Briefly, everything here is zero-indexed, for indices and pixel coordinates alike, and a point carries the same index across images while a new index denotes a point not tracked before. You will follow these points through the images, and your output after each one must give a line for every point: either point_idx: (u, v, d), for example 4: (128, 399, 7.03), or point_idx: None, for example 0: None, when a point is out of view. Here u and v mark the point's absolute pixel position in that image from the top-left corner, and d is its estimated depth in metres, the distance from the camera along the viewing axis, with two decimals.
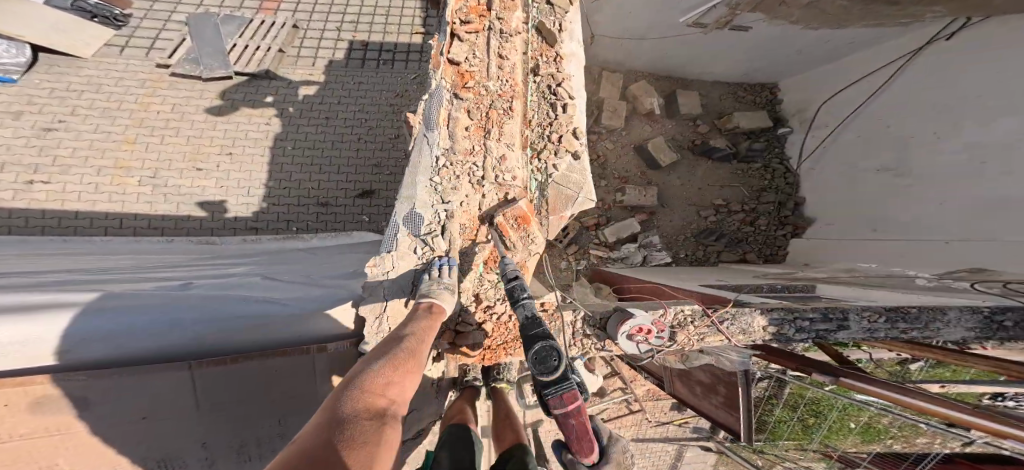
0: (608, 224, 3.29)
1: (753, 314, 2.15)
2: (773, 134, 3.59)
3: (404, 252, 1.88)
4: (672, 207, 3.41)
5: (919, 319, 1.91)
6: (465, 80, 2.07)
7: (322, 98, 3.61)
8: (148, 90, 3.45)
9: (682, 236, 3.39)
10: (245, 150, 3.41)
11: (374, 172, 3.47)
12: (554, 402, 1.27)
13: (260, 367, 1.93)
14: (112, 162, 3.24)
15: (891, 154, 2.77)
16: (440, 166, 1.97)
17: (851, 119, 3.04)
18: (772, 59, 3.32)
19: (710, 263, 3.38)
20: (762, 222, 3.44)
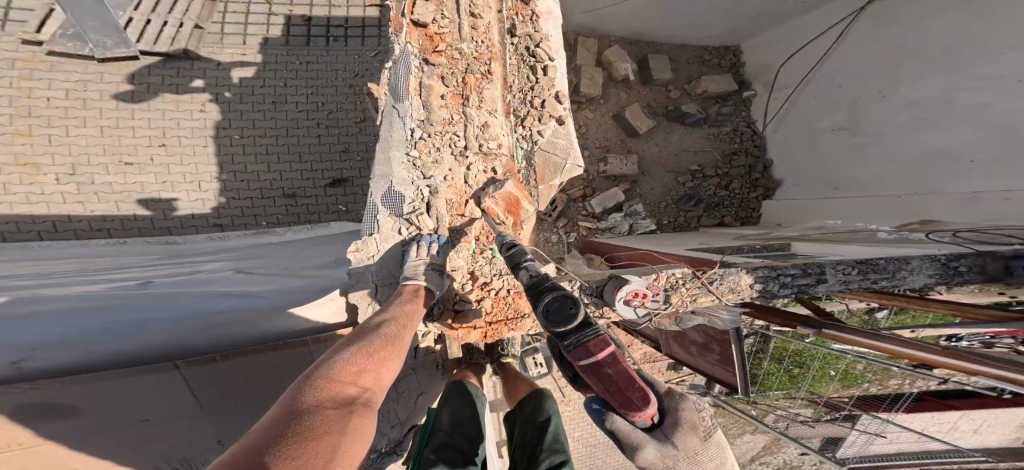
0: (594, 194, 3.25)
1: (739, 273, 2.17)
2: (740, 99, 3.57)
3: (388, 233, 1.89)
4: (652, 175, 3.39)
5: (887, 269, 1.95)
6: (434, 43, 2.03)
7: (262, 81, 3.42)
8: (22, 72, 3.08)
9: (665, 203, 3.40)
10: (183, 140, 3.30)
11: (344, 157, 3.46)
12: (580, 354, 1.03)
13: (250, 364, 1.82)
14: (10, 158, 3.04)
15: (843, 114, 2.88)
16: (416, 139, 1.96)
17: (808, 81, 3.09)
18: (739, 19, 3.26)
19: (692, 228, 3.41)
20: (735, 186, 3.46)
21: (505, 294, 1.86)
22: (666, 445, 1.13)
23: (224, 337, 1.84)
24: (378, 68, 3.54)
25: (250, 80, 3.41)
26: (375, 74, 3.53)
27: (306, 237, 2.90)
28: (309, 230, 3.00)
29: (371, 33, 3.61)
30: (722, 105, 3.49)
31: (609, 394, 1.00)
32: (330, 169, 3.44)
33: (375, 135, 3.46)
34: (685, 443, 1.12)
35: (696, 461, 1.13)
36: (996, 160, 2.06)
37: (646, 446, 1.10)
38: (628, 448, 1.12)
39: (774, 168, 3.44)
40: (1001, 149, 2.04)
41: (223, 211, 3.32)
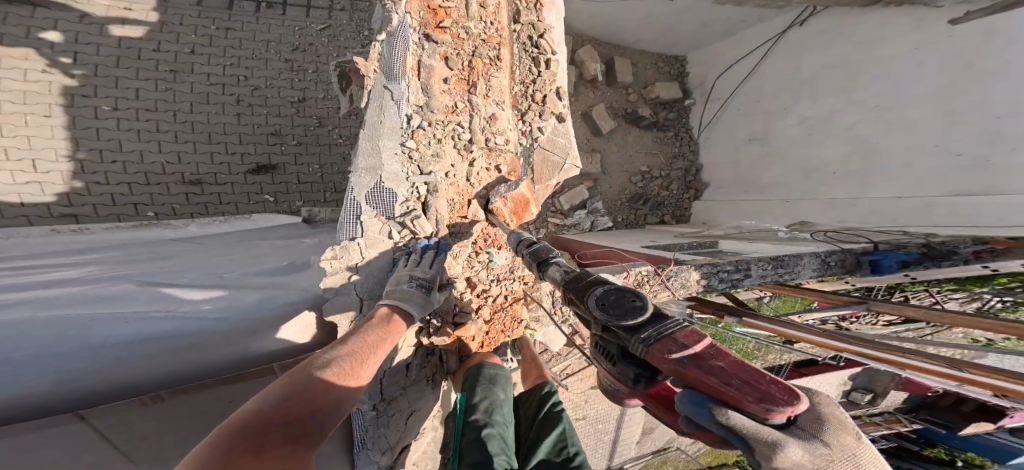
0: (561, 191, 3.31)
1: (689, 270, 2.32)
2: (681, 106, 3.87)
3: (374, 238, 1.74)
4: (611, 174, 3.51)
5: (789, 264, 2.24)
6: (438, 17, 1.92)
7: (160, 44, 2.87)
8: None
9: (621, 201, 3.56)
10: (5, 106, 2.57)
11: (273, 141, 3.00)
12: (671, 347, 1.06)
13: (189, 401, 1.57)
14: None
15: (755, 126, 3.28)
16: (414, 128, 1.84)
17: (731, 98, 3.48)
18: (682, 33, 3.51)
19: (639, 226, 3.62)
20: (673, 187, 3.72)
21: (501, 301, 1.98)
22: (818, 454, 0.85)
23: (131, 367, 1.51)
24: (327, 45, 3.19)
25: (136, 42, 2.83)
26: (322, 51, 3.16)
27: (217, 231, 2.33)
28: (220, 224, 2.42)
29: (319, 5, 3.25)
30: (669, 111, 3.74)
31: (727, 389, 0.94)
32: (253, 154, 2.96)
33: (316, 118, 3.11)
34: (839, 442, 0.86)
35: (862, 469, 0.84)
36: (857, 172, 2.58)
37: (786, 443, 0.85)
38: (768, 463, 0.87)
39: (703, 171, 3.74)
40: (863, 166, 2.55)
41: (76, 199, 2.67)
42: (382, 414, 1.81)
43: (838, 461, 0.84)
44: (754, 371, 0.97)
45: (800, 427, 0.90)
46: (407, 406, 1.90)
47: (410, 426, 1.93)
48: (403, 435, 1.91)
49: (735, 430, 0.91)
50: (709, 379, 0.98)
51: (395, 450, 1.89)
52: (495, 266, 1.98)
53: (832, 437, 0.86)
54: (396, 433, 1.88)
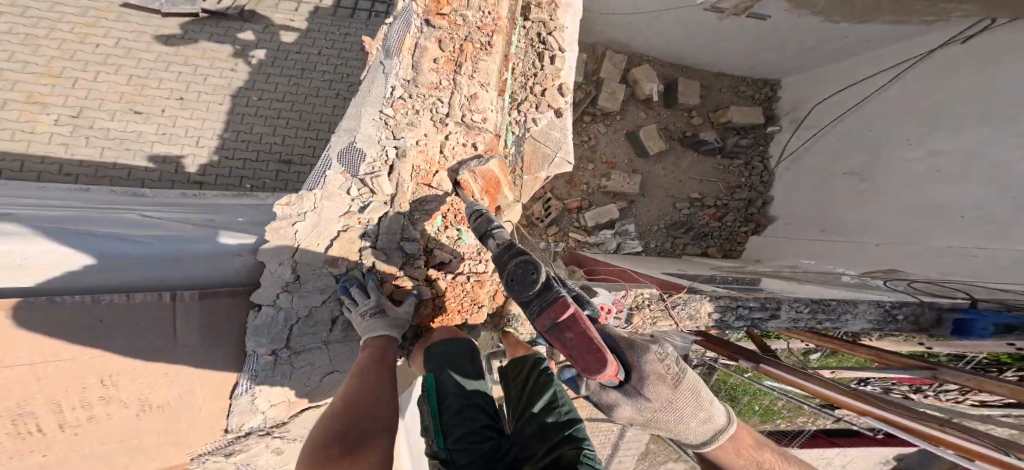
0: (589, 208, 3.31)
1: (702, 301, 2.25)
2: (762, 132, 3.55)
3: (331, 193, 1.94)
4: (652, 197, 3.41)
5: (835, 310, 2.05)
6: (440, 6, 2.26)
7: (301, 47, 3.52)
8: (90, 19, 3.24)
9: (657, 227, 3.41)
10: (202, 96, 3.27)
11: None
12: (543, 319, 1.38)
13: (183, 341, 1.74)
14: (22, 95, 3.00)
15: (860, 156, 2.80)
16: (395, 98, 2.14)
17: (839, 121, 2.99)
18: (771, 53, 3.29)
19: (676, 254, 3.40)
20: (729, 218, 3.45)
21: (462, 280, 2.15)
22: (639, 396, 1.46)
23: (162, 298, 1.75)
24: None
25: (288, 46, 3.52)
26: None
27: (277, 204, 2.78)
28: None
29: None
30: (742, 137, 3.47)
31: (568, 354, 1.34)
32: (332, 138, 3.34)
33: None
34: (659, 394, 1.45)
35: (674, 408, 1.45)
36: (994, 215, 2.03)
37: (624, 399, 1.47)
38: (618, 411, 1.50)
39: (772, 204, 3.40)
40: (1001, 208, 2.01)
41: (210, 170, 3.11)
42: (291, 372, 1.92)
43: (657, 405, 1.45)
44: (591, 341, 1.33)
45: (633, 385, 1.46)
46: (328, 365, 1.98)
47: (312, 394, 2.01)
48: (305, 396, 2.00)
49: (598, 393, 1.52)
50: (561, 347, 1.36)
51: (292, 405, 1.99)
52: (463, 243, 2.16)
53: (651, 392, 1.45)
54: (301, 391, 1.98)
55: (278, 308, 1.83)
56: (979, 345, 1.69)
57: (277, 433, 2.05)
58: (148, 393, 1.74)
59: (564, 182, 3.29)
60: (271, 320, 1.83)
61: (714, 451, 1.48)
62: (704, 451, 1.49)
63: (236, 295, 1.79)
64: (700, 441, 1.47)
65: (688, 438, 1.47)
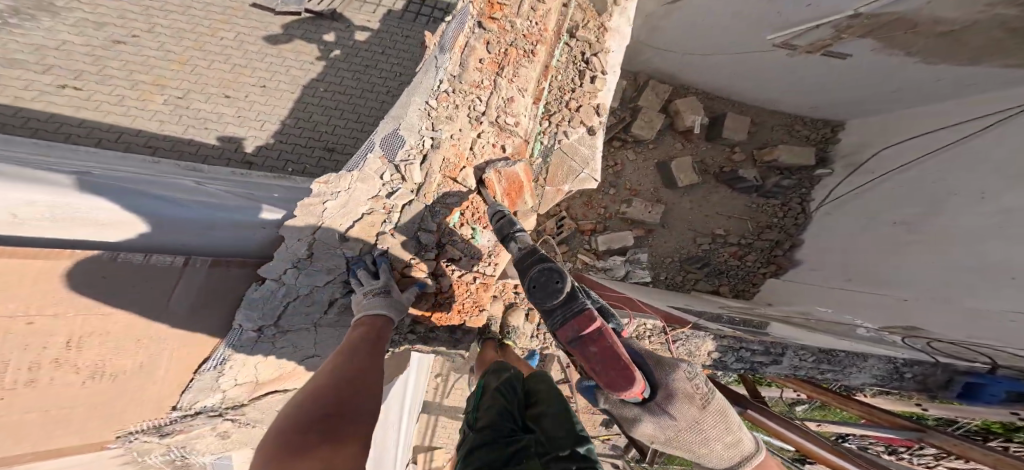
0: (603, 232, 3.31)
1: (704, 339, 2.30)
2: (809, 174, 3.34)
3: (367, 176, 2.04)
4: (671, 228, 3.36)
5: (842, 362, 2.12)
6: (494, 10, 2.23)
7: (371, 46, 3.67)
8: (225, 16, 3.48)
9: (670, 260, 3.34)
10: (282, 85, 3.41)
11: None
12: (569, 330, 1.49)
13: (174, 313, 1.84)
14: (149, 77, 3.21)
15: (920, 207, 2.47)
16: (441, 91, 2.16)
17: (910, 168, 2.65)
18: (828, 98, 3.09)
19: (685, 289, 3.32)
20: (750, 259, 3.31)
21: (467, 281, 2.20)
22: (664, 414, 1.48)
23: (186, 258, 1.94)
24: None
25: (360, 44, 3.66)
26: None
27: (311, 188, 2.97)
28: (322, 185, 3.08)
29: None
30: (785, 178, 3.32)
31: (592, 367, 1.43)
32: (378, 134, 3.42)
33: None
34: (683, 412, 1.47)
35: (700, 429, 1.46)
36: None
37: (643, 421, 1.51)
38: (640, 430, 1.54)
39: (799, 248, 3.22)
40: None
41: (263, 151, 3.23)
42: (270, 350, 2.06)
43: (682, 424, 1.46)
44: (616, 355, 1.41)
45: (655, 403, 1.49)
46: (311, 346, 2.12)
47: (279, 377, 2.16)
48: (274, 378, 2.14)
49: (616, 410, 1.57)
50: (585, 360, 1.44)
51: (256, 386, 2.11)
52: (476, 242, 2.17)
53: (677, 412, 1.47)
54: (269, 375, 2.12)
55: (280, 284, 1.97)
56: (971, 410, 1.91)
57: (230, 415, 2.08)
58: (111, 358, 1.71)
59: (582, 203, 3.32)
60: (269, 295, 1.97)
61: None
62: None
63: (245, 268, 1.97)
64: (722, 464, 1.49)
65: (712, 460, 1.49)
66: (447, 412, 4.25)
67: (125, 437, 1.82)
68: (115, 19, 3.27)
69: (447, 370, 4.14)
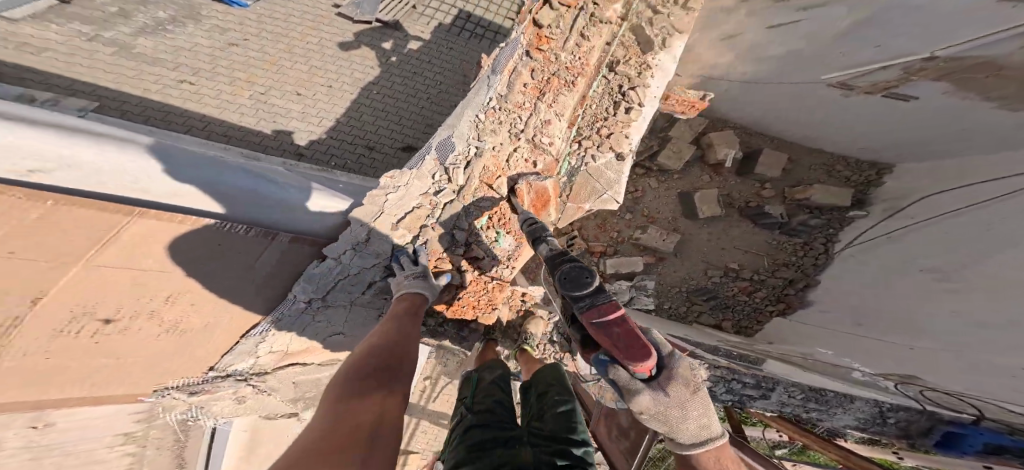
0: (613, 255, 3.30)
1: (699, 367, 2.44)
2: (841, 214, 3.08)
3: (423, 174, 2.06)
4: (683, 258, 3.27)
5: (830, 401, 2.26)
6: (541, 42, 2.19)
7: (422, 56, 3.91)
8: (312, 24, 3.80)
9: (677, 290, 3.27)
10: (344, 86, 3.62)
11: (426, 131, 3.63)
12: (594, 314, 1.50)
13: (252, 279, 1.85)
14: (244, 75, 3.46)
15: (949, 256, 2.22)
16: (491, 107, 2.14)
17: (963, 213, 2.26)
18: (877, 142, 2.86)
19: (687, 321, 3.24)
20: (759, 296, 3.17)
21: (485, 280, 2.28)
22: (659, 393, 1.52)
23: None
24: None
25: (412, 52, 3.90)
26: None
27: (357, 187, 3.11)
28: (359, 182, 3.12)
29: None
30: (813, 217, 3.11)
31: (615, 349, 1.45)
32: (417, 138, 3.57)
33: None
34: (677, 392, 1.51)
35: (684, 409, 1.52)
36: None
37: (643, 393, 1.51)
38: (637, 401, 1.53)
39: (813, 289, 3.04)
40: None
41: (314, 144, 3.38)
42: (309, 324, 2.05)
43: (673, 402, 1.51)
44: (638, 335, 1.45)
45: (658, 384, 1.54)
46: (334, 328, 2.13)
47: (306, 350, 2.15)
48: (303, 350, 2.12)
49: (626, 386, 1.54)
50: (607, 341, 1.46)
51: (284, 356, 2.09)
52: (499, 245, 2.21)
53: (672, 390, 1.51)
54: (298, 346, 2.11)
55: (339, 263, 1.97)
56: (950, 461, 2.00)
57: (253, 382, 2.05)
58: (191, 315, 1.72)
59: (594, 225, 3.33)
60: (327, 272, 1.96)
61: (700, 456, 1.54)
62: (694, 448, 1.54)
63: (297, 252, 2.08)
64: (690, 439, 1.54)
65: (681, 435, 1.55)
66: (430, 419, 3.99)
67: (159, 392, 1.81)
68: (237, 26, 3.65)
69: (436, 374, 3.68)
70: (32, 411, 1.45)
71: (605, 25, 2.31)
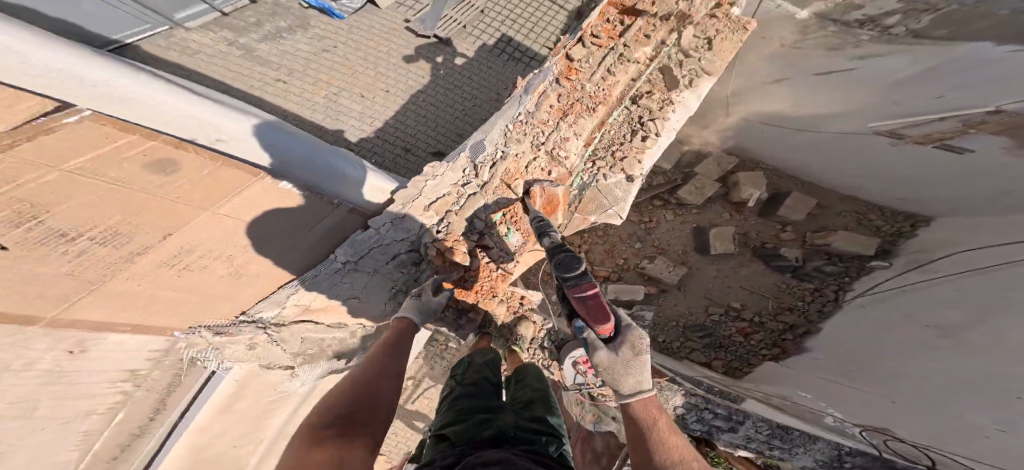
0: (616, 281, 3.46)
1: (676, 393, 2.86)
2: (862, 263, 2.81)
3: (456, 167, 2.08)
4: (686, 293, 3.34)
5: (791, 439, 2.64)
6: (570, 73, 2.31)
7: (466, 71, 4.10)
8: (385, 35, 4.12)
9: (674, 324, 3.32)
10: (391, 92, 3.92)
11: (455, 141, 3.83)
12: (576, 289, 1.65)
13: (299, 236, 1.89)
14: (325, 76, 3.86)
15: (960, 313, 1.87)
16: (519, 119, 2.19)
17: (946, 261, 2.13)
18: (929, 192, 2.38)
19: (678, 356, 3.26)
20: (755, 338, 3.09)
21: (492, 268, 2.27)
22: (612, 352, 1.65)
23: None
24: None
25: (455, 66, 4.10)
26: None
27: None
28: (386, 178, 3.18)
29: None
30: (831, 263, 2.95)
31: (583, 314, 1.63)
32: (448, 145, 3.80)
33: None
34: (625, 351, 1.63)
35: (629, 367, 1.62)
36: None
37: (601, 350, 1.66)
38: (594, 354, 1.67)
39: (811, 337, 2.85)
40: None
41: (362, 141, 3.70)
42: (330, 282, 1.99)
43: (622, 360, 1.63)
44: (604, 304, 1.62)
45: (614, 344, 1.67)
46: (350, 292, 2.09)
47: (326, 309, 2.11)
48: (324, 308, 2.10)
49: (588, 343, 1.69)
50: (579, 307, 1.64)
51: (304, 312, 2.06)
52: (508, 240, 2.22)
53: (625, 348, 1.64)
54: (319, 304, 2.07)
55: (376, 234, 1.97)
56: None
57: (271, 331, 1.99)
58: (255, 262, 1.81)
59: (602, 250, 3.51)
60: (369, 239, 1.97)
61: (635, 408, 1.58)
62: (630, 401, 1.59)
63: None
64: (628, 392, 1.61)
65: (624, 387, 1.62)
66: (405, 418, 3.85)
67: (191, 329, 1.76)
68: (333, 35, 4.04)
69: (422, 375, 3.54)
70: (84, 334, 1.39)
71: (633, 64, 2.41)
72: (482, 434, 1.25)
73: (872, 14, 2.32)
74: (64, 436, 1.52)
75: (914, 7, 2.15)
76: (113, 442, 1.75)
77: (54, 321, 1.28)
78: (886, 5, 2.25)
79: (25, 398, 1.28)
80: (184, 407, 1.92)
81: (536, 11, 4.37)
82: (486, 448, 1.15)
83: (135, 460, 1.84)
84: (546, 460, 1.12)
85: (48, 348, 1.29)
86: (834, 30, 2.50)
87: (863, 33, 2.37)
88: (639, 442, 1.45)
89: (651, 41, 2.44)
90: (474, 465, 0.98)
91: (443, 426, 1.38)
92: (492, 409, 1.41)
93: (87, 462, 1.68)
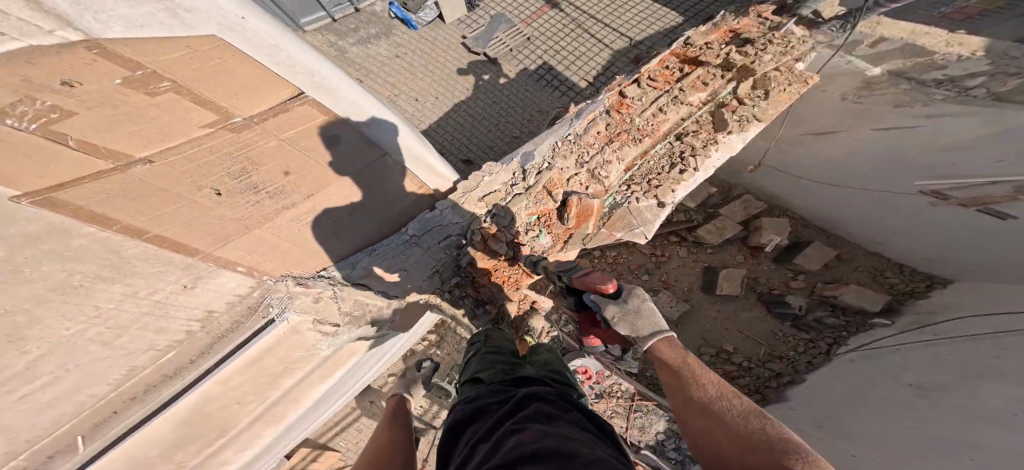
0: None
1: (658, 420, 3.01)
2: (864, 321, 3.12)
3: (509, 169, 2.33)
4: (687, 329, 3.51)
5: None
6: (621, 107, 2.61)
7: (506, 89, 4.47)
8: (446, 49, 4.65)
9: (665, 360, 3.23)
10: (439, 102, 4.37)
11: (487, 151, 4.11)
12: (573, 272, 1.80)
13: (364, 212, 2.12)
14: (390, 78, 4.44)
15: (943, 377, 2.10)
16: (569, 138, 2.47)
17: (951, 341, 2.27)
18: (963, 255, 2.64)
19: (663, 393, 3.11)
20: (742, 382, 3.22)
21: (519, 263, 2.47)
22: (626, 302, 1.58)
23: None
24: None
25: (498, 83, 4.50)
26: None
27: None
28: None
29: None
30: (832, 316, 3.25)
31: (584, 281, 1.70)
32: (478, 155, 4.08)
33: None
34: (637, 303, 1.57)
35: (646, 311, 1.54)
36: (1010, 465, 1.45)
37: (611, 306, 1.59)
38: (608, 317, 1.57)
39: (794, 386, 3.01)
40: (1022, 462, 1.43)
41: None
42: (385, 255, 2.19)
43: (639, 308, 1.55)
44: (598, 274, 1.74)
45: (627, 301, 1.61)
46: (402, 263, 2.23)
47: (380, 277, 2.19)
48: (379, 277, 2.18)
49: (597, 305, 1.63)
50: (578, 279, 1.74)
51: (369, 278, 2.16)
52: (537, 240, 2.43)
53: (632, 298, 1.58)
54: (380, 269, 2.17)
55: (437, 217, 2.26)
56: None
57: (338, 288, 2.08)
58: (324, 239, 2.03)
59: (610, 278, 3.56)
60: (441, 221, 2.26)
61: (662, 347, 1.44)
62: (657, 346, 1.44)
63: None
64: (649, 336, 1.48)
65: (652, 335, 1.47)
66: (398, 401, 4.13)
67: (281, 276, 1.94)
68: (407, 43, 4.66)
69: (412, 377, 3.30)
70: (196, 275, 1.65)
71: (686, 106, 2.66)
72: (513, 378, 1.49)
73: (953, 74, 2.17)
74: (116, 367, 1.62)
75: (1004, 71, 1.97)
76: (144, 380, 1.75)
77: (205, 256, 1.63)
78: (972, 67, 2.08)
79: (120, 326, 1.52)
80: (225, 356, 1.88)
81: (581, 47, 4.69)
82: (514, 386, 1.40)
83: (146, 405, 1.78)
84: (568, 399, 1.33)
85: (154, 280, 1.53)
86: (904, 88, 2.43)
87: (938, 93, 2.27)
88: (670, 382, 1.34)
89: (708, 88, 2.69)
90: (507, 424, 1.14)
91: (476, 372, 1.66)
92: (514, 362, 1.67)
93: (104, 399, 1.67)
